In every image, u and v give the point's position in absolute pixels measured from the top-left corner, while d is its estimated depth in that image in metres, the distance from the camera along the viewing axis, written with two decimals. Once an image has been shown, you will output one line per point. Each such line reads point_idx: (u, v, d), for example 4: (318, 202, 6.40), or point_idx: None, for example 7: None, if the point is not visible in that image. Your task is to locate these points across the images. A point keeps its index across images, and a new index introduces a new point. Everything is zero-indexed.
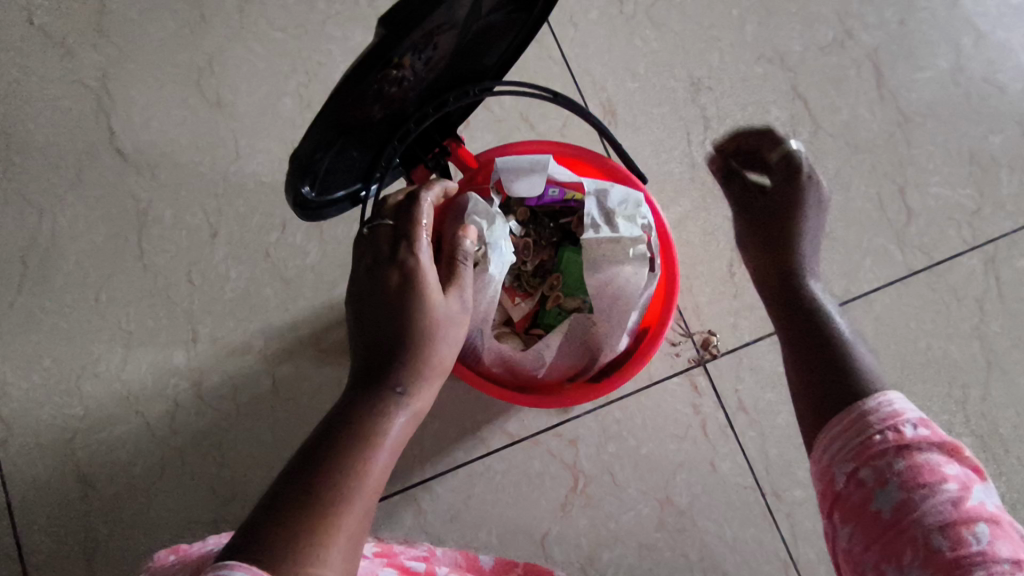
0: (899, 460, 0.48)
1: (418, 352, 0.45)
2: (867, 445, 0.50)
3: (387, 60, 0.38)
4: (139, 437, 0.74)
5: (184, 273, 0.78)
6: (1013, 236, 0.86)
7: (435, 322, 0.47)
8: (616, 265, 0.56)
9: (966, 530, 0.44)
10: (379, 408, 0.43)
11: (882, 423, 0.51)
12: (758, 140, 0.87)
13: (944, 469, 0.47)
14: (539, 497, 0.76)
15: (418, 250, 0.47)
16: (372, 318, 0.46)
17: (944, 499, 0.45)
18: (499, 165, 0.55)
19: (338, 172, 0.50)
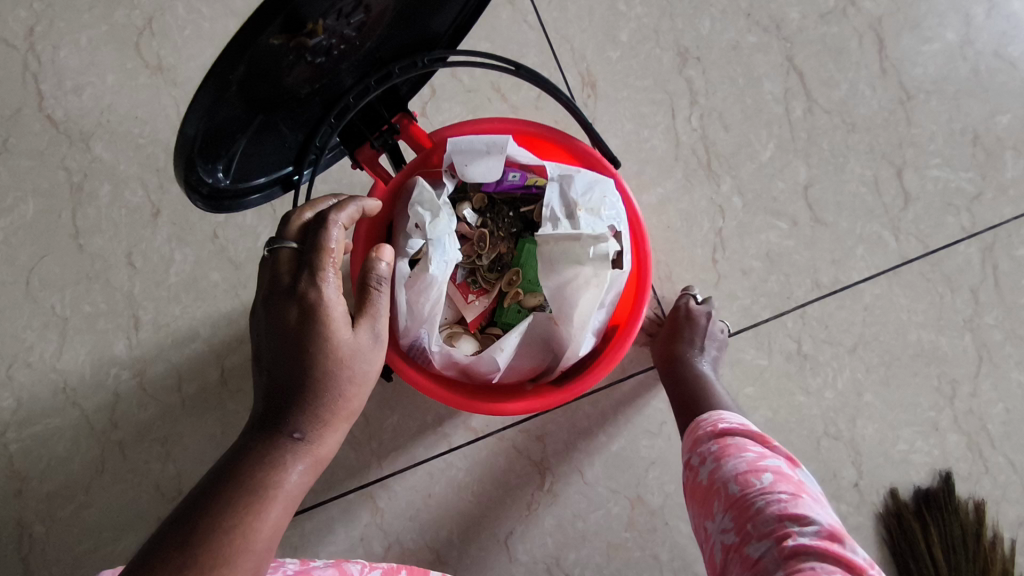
0: (712, 441, 0.58)
1: (321, 392, 0.40)
2: (696, 434, 0.61)
3: (292, 20, 0.32)
4: (77, 430, 0.69)
5: (123, 254, 0.72)
6: (1014, 223, 0.81)
7: (340, 360, 0.41)
8: (575, 265, 0.50)
9: (754, 476, 0.52)
10: (269, 458, 0.39)
11: (707, 422, 0.61)
12: (748, 116, 0.81)
13: (747, 443, 0.56)
14: (504, 495, 0.72)
15: (324, 283, 0.41)
16: (272, 352, 0.41)
17: (738, 460, 0.54)
18: (451, 147, 0.49)
19: (263, 152, 0.44)
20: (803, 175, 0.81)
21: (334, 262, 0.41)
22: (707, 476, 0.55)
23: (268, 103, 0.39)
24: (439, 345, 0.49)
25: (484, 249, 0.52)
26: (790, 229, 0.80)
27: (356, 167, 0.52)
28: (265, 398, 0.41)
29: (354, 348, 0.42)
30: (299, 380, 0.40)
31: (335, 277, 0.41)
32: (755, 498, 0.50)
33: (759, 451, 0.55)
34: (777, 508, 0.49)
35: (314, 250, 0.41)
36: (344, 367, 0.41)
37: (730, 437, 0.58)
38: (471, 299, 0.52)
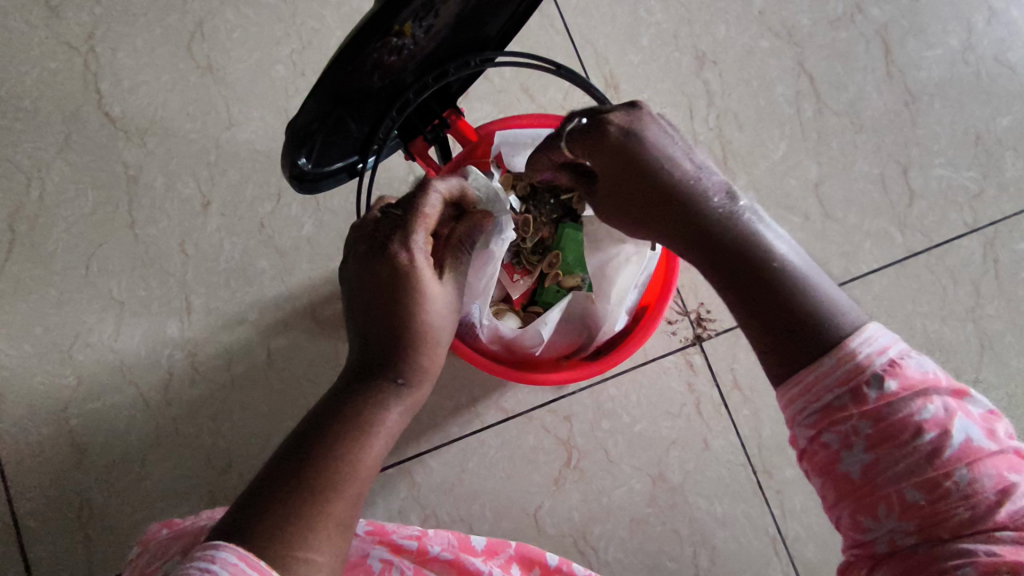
0: (865, 424, 0.39)
1: (415, 343, 0.44)
2: (823, 403, 0.40)
3: (387, 28, 0.38)
4: (133, 407, 0.74)
5: (176, 242, 0.77)
6: (1014, 219, 0.86)
7: (435, 311, 0.45)
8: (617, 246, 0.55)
9: (943, 477, 0.38)
10: (371, 401, 0.42)
11: (838, 383, 0.40)
12: (761, 117, 0.86)
13: (920, 421, 0.38)
14: (533, 471, 0.77)
15: (415, 243, 0.45)
16: (368, 306, 0.45)
17: (917, 457, 0.38)
18: (498, 138, 0.55)
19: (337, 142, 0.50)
20: (814, 172, 0.85)
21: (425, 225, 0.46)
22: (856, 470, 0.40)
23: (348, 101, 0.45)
24: (486, 320, 0.53)
25: (529, 232, 0.55)
26: (802, 223, 0.84)
27: (410, 159, 0.58)
28: (363, 349, 0.45)
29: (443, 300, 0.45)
30: (396, 333, 0.44)
31: (424, 239, 0.46)
32: (953, 508, 0.37)
33: (914, 411, 0.39)
34: (973, 514, 0.37)
35: (407, 218, 0.45)
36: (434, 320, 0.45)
37: (887, 407, 0.39)
38: (515, 280, 0.56)
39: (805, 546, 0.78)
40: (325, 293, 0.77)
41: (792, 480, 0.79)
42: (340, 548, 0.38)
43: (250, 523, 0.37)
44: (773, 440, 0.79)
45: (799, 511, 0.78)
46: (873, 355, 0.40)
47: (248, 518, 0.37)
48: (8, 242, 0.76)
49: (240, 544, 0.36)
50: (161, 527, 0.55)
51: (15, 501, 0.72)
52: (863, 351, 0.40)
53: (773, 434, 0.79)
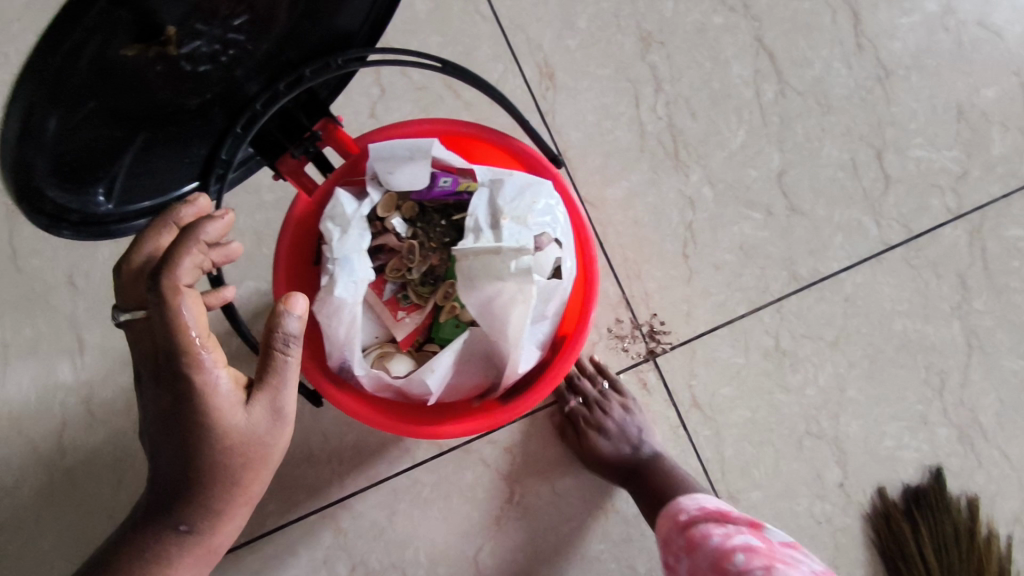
0: (682, 532, 0.60)
1: (212, 485, 0.42)
2: (672, 517, 0.62)
3: (145, 27, 0.29)
4: (24, 460, 0.67)
5: (65, 276, 0.69)
6: (1002, 202, 0.77)
7: (234, 449, 0.41)
8: (495, 281, 0.45)
9: (728, 561, 0.54)
10: (156, 550, 0.42)
11: (672, 515, 0.62)
12: (716, 102, 0.77)
13: (713, 530, 0.58)
14: (472, 510, 0.69)
15: (202, 373, 0.38)
16: (158, 439, 0.41)
17: (710, 548, 0.56)
18: (371, 154, 0.45)
19: (150, 168, 0.40)
20: (776, 161, 0.77)
21: (202, 343, 0.38)
22: (685, 574, 0.57)
23: (145, 112, 0.36)
24: (365, 369, 0.46)
25: (414, 262, 0.47)
26: (765, 219, 0.76)
27: (279, 178, 0.48)
28: (156, 482, 0.43)
29: (247, 433, 0.41)
30: (186, 477, 0.41)
31: (213, 358, 0.39)
32: None
33: (723, 531, 0.58)
34: None
35: (167, 336, 0.37)
36: (240, 456, 0.41)
37: (695, 526, 0.60)
38: (401, 317, 0.48)
39: None
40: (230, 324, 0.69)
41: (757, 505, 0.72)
42: None
43: None
44: (738, 463, 0.72)
45: None
46: (706, 506, 0.61)
47: None
48: None
49: None
50: None
51: None
52: (691, 502, 0.63)
53: (737, 457, 0.73)
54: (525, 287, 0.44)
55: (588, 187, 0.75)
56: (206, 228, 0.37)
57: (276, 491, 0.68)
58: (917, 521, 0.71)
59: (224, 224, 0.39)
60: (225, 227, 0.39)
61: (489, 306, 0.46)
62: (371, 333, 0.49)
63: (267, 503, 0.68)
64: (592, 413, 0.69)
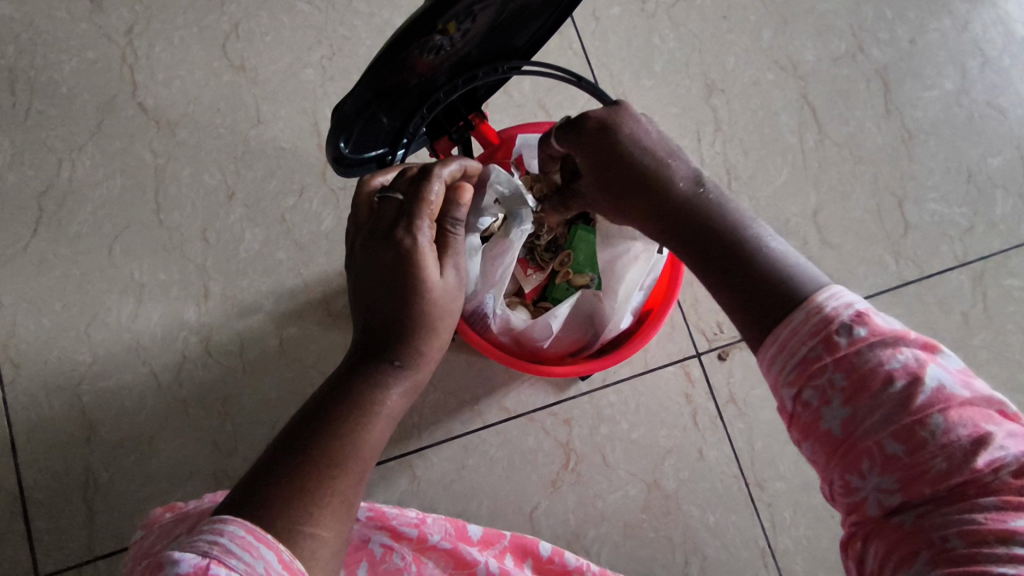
0: (840, 374, 0.36)
1: (419, 329, 0.41)
2: (800, 356, 0.38)
3: (425, 29, 0.43)
4: (145, 386, 0.75)
5: (199, 230, 0.80)
6: (1002, 255, 0.90)
7: (436, 301, 0.42)
8: (629, 240, 0.56)
9: (883, 378, 0.36)
10: (371, 385, 0.40)
11: (812, 333, 0.38)
12: (765, 144, 0.90)
13: (888, 365, 0.36)
14: (531, 472, 0.78)
15: (420, 233, 0.41)
16: (369, 288, 0.42)
17: (884, 393, 0.35)
18: (520, 142, 0.60)
19: (373, 132, 0.54)
20: (813, 199, 0.89)
21: (430, 215, 0.42)
22: (813, 408, 0.37)
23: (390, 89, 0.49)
24: (501, 310, 0.56)
25: (543, 231, 0.59)
26: (800, 247, 0.88)
27: (434, 156, 0.61)
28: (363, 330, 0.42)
29: (443, 294, 0.42)
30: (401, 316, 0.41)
31: (430, 228, 0.42)
32: (882, 402, 0.35)
33: (905, 368, 0.36)
34: (900, 406, 0.35)
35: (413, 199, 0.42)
36: (440, 309, 0.42)
37: (861, 352, 0.36)
38: (528, 273, 0.60)
39: (795, 561, 0.79)
40: (339, 286, 0.79)
41: (783, 494, 0.81)
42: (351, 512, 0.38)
43: (258, 499, 0.36)
44: (766, 455, 0.81)
45: (789, 525, 0.80)
46: (844, 306, 0.38)
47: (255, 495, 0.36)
48: (37, 219, 0.79)
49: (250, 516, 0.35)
50: (166, 509, 0.54)
51: (21, 474, 0.73)
52: (827, 308, 0.38)
53: (766, 449, 0.82)
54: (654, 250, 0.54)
55: None
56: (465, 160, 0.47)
57: None
58: None
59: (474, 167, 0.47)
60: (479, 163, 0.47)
61: (614, 265, 0.58)
62: None
63: None
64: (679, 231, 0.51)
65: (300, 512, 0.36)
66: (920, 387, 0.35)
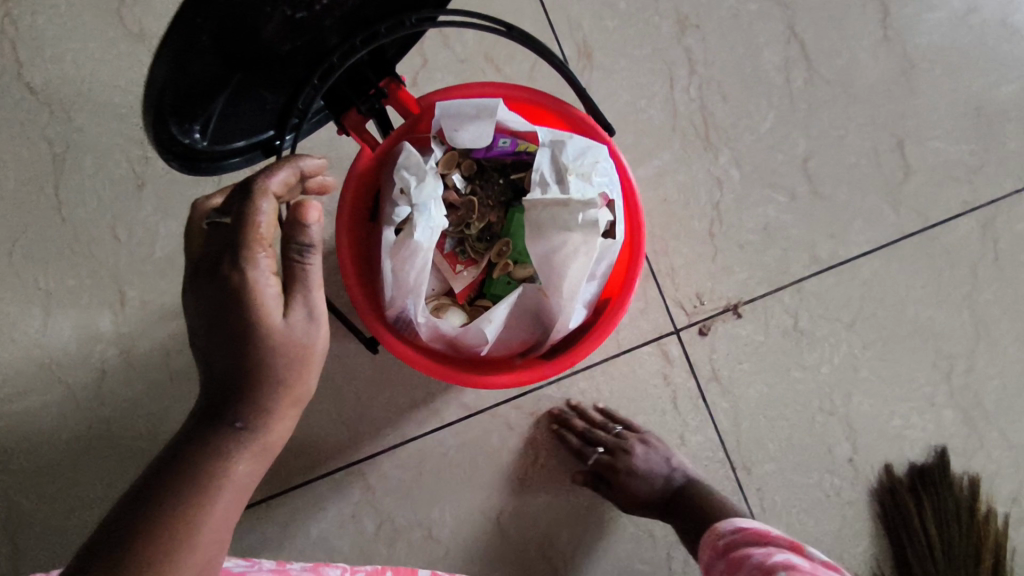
0: (732, 568, 0.58)
1: (258, 383, 0.40)
2: (719, 552, 0.61)
3: None
4: (63, 406, 0.68)
5: (108, 227, 0.71)
6: (1014, 196, 0.80)
7: (279, 350, 0.40)
8: (563, 231, 0.48)
9: (775, 565, 0.54)
10: (213, 450, 0.39)
11: (712, 548, 0.62)
12: (747, 87, 0.79)
13: (775, 552, 0.56)
14: (497, 471, 0.72)
15: (254, 266, 0.38)
16: (206, 338, 0.40)
17: (753, 559, 0.56)
18: (440, 111, 0.48)
19: (239, 114, 0.43)
20: (802, 147, 0.79)
21: (263, 242, 0.38)
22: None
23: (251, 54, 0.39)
24: (425, 318, 0.48)
25: (473, 217, 0.50)
26: (789, 202, 0.78)
27: (343, 133, 0.50)
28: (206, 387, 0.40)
29: (285, 337, 0.40)
30: (240, 371, 0.39)
31: (267, 259, 0.38)
32: None
33: (763, 550, 0.57)
34: None
35: (238, 226, 0.37)
36: (284, 355, 0.40)
37: (737, 548, 0.60)
38: (459, 270, 0.51)
39: None
40: None
41: (771, 476, 0.76)
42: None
43: None
44: (752, 436, 0.75)
45: (777, 509, 0.75)
46: (778, 552, 0.56)
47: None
48: None
49: None
50: None
51: None
52: (746, 543, 0.59)
53: (752, 430, 0.76)
54: (592, 240, 0.47)
55: None
56: (303, 160, 0.40)
57: (310, 445, 0.71)
58: (920, 494, 0.75)
59: (318, 166, 0.42)
60: (320, 169, 0.42)
61: (556, 257, 0.49)
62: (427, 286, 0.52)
63: (299, 457, 0.71)
64: (617, 458, 0.70)
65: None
66: (794, 551, 0.56)
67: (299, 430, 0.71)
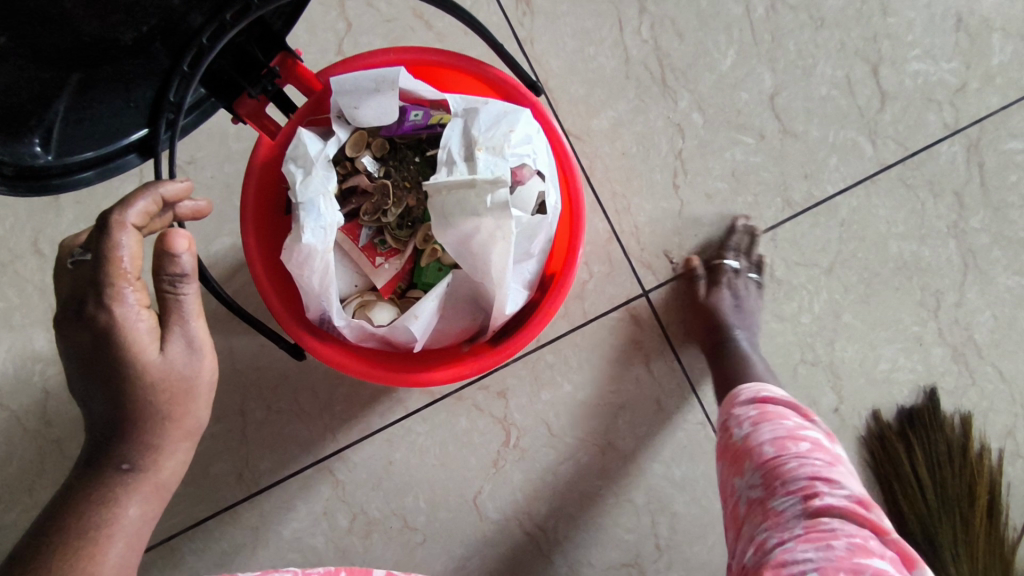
0: (751, 427, 0.54)
1: (140, 424, 0.38)
2: (740, 415, 0.56)
3: None
4: (10, 432, 0.65)
5: (29, 241, 0.66)
6: (1001, 114, 0.74)
7: (159, 388, 0.37)
8: (472, 218, 0.43)
9: (792, 442, 0.51)
10: (100, 496, 0.37)
11: (746, 399, 0.57)
12: (703, 20, 0.72)
13: (804, 428, 0.52)
14: (469, 455, 0.69)
15: (119, 304, 0.35)
16: (82, 381, 0.38)
17: (778, 426, 0.53)
18: (334, 89, 0.44)
19: (90, 114, 0.40)
20: (768, 82, 0.73)
21: (128, 274, 0.35)
22: (742, 439, 0.54)
23: (76, 48, 0.37)
24: (345, 319, 0.44)
25: (389, 203, 0.46)
26: (757, 144, 0.73)
27: (238, 122, 0.45)
28: (90, 430, 0.39)
29: (165, 373, 0.37)
30: (119, 412, 0.38)
31: (135, 292, 0.36)
32: (789, 459, 0.50)
33: (798, 419, 0.53)
34: (810, 470, 0.49)
35: (96, 263, 0.34)
36: (164, 392, 0.38)
37: (771, 404, 0.56)
38: (379, 264, 0.47)
39: None
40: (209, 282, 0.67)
41: None
42: None
43: None
44: None
45: None
46: (806, 428, 0.52)
47: None
48: None
49: None
50: None
51: None
52: (775, 410, 0.55)
53: None
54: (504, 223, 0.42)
55: (571, 119, 0.72)
56: (164, 185, 0.36)
57: (271, 447, 0.68)
58: (911, 438, 0.72)
59: (183, 189, 0.37)
60: (185, 192, 0.37)
61: (475, 242, 0.44)
62: (349, 282, 0.48)
63: (262, 461, 0.68)
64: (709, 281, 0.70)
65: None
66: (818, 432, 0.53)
67: (258, 434, 0.68)
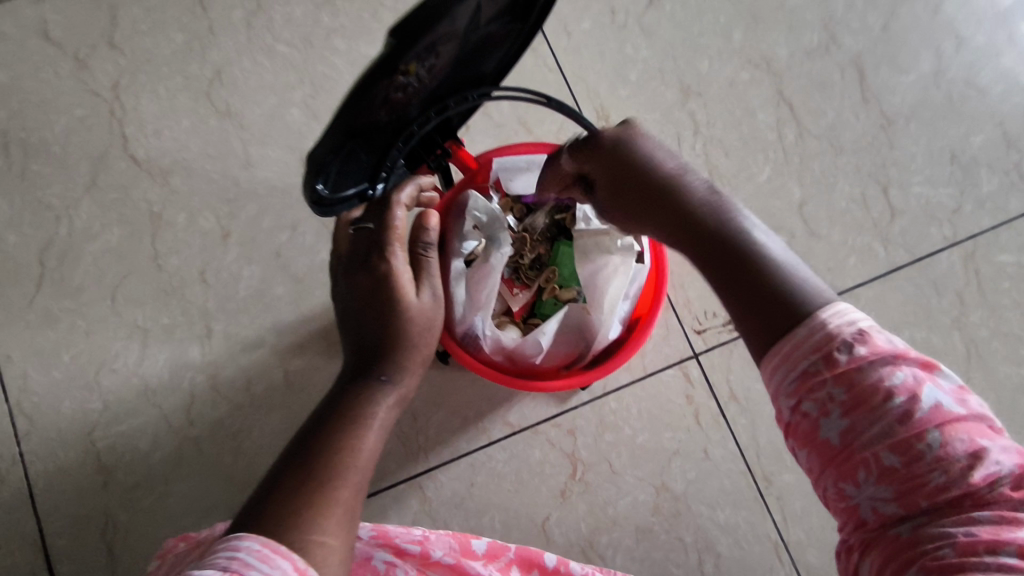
0: (838, 390, 0.40)
1: (400, 345, 0.53)
2: (800, 369, 0.41)
3: (395, 67, 0.45)
4: (157, 428, 0.77)
5: (198, 272, 0.82)
6: (991, 232, 0.90)
7: (412, 319, 0.54)
8: (605, 254, 0.61)
9: (855, 407, 0.40)
10: (367, 399, 0.49)
11: (815, 348, 0.41)
12: (746, 143, 0.91)
13: (884, 382, 0.40)
14: (540, 484, 0.79)
15: (394, 257, 0.55)
16: (358, 312, 0.54)
17: (844, 394, 0.40)
18: (496, 166, 0.63)
19: (351, 169, 0.55)
20: (797, 193, 0.90)
21: (400, 238, 0.56)
22: (809, 419, 0.41)
23: (365, 126, 0.51)
24: (489, 331, 0.60)
25: (526, 249, 0.65)
26: (788, 241, 0.89)
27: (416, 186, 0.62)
28: (359, 351, 0.53)
29: (417, 311, 0.54)
30: (385, 336, 0.53)
31: (402, 253, 0.56)
32: (849, 425, 0.40)
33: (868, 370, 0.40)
34: (868, 431, 0.40)
35: (384, 228, 0.56)
36: (416, 326, 0.54)
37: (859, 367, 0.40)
38: (516, 292, 0.65)
39: (808, 553, 0.80)
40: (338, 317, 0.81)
41: (791, 485, 0.81)
42: (349, 528, 0.43)
43: (274, 486, 0.43)
44: (771, 448, 0.81)
45: (800, 516, 0.80)
46: (878, 374, 0.40)
47: (271, 487, 0.43)
48: (40, 273, 0.80)
49: (253, 529, 0.40)
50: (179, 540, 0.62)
51: (42, 525, 0.75)
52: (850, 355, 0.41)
53: (770, 442, 0.82)
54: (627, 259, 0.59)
55: None
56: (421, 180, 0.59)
57: None
58: None
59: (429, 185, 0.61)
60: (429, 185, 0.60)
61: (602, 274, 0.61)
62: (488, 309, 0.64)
63: None
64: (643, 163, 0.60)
65: (327, 512, 0.42)
66: (919, 403, 0.39)
67: None
